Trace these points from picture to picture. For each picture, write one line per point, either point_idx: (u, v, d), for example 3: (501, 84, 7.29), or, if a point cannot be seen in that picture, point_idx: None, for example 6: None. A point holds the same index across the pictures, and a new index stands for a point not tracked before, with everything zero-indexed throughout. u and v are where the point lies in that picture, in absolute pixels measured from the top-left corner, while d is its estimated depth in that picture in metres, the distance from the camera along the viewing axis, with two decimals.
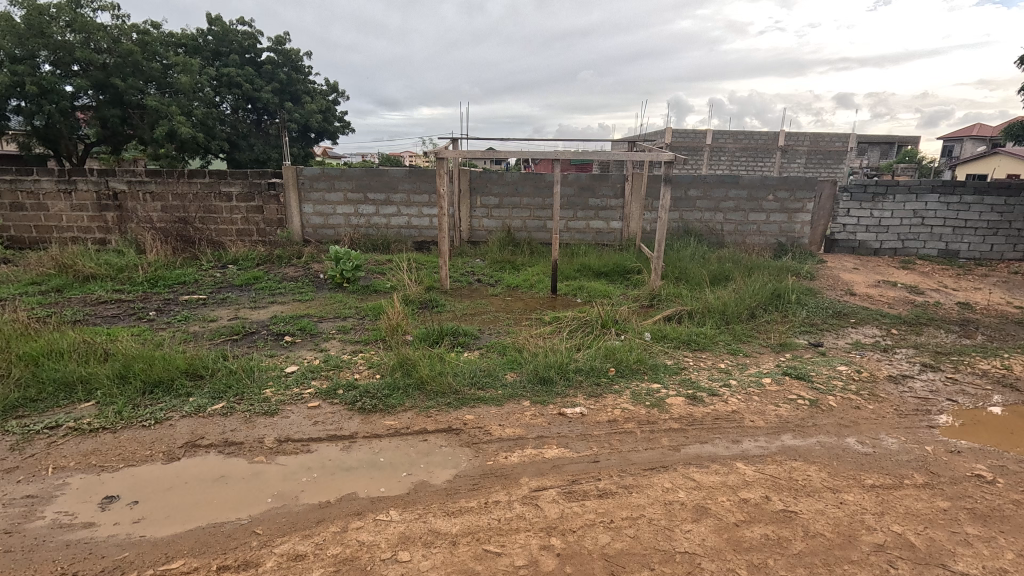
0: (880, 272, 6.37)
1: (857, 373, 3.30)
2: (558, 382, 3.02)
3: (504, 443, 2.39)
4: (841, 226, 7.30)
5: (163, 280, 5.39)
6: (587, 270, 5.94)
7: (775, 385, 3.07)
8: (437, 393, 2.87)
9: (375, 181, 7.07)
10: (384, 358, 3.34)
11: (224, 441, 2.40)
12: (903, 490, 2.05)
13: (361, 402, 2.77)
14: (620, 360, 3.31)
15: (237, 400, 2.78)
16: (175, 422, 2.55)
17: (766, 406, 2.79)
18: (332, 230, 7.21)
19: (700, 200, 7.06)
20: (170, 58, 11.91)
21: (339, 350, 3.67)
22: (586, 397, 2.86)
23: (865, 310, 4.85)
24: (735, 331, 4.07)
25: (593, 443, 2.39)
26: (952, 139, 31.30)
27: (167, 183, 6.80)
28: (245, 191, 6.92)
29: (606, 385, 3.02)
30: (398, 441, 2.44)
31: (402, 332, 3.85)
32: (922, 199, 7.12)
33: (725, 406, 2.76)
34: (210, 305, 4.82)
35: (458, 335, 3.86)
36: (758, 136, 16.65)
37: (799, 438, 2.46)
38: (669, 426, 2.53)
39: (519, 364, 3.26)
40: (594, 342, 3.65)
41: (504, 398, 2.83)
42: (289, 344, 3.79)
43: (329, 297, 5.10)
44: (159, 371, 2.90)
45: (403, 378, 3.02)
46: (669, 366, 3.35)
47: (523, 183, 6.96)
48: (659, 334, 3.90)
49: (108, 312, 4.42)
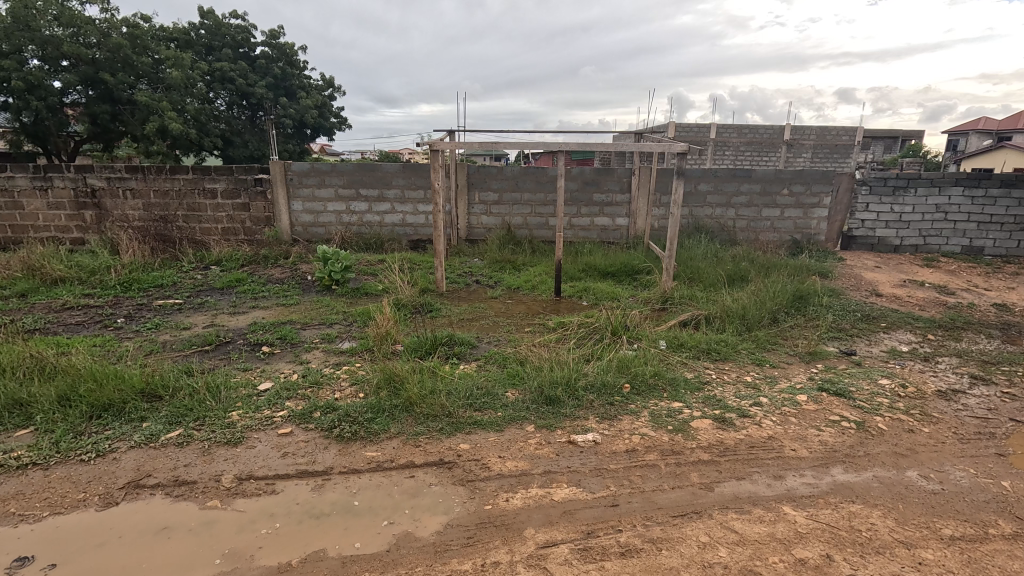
0: (904, 271, 5.99)
1: (902, 389, 2.93)
2: (566, 402, 2.65)
3: (505, 481, 2.03)
4: (859, 222, 6.94)
5: (138, 283, 5.01)
6: (593, 270, 5.56)
7: (814, 404, 2.68)
8: (428, 416, 2.50)
9: (368, 177, 6.69)
10: (369, 373, 2.97)
11: (174, 480, 2.03)
12: (991, 545, 1.68)
13: (340, 428, 2.40)
14: (635, 375, 2.94)
15: (199, 426, 2.42)
16: (119, 456, 2.18)
17: (806, 430, 2.41)
18: (323, 229, 6.84)
19: (710, 195, 6.67)
20: (161, 53, 11.53)
21: (321, 363, 3.31)
22: (599, 421, 2.49)
23: (895, 313, 4.48)
24: (759, 338, 3.70)
25: (610, 480, 2.03)
26: (956, 134, 30.86)
27: (148, 180, 6.42)
28: (230, 188, 6.54)
29: (620, 405, 2.64)
30: (379, 478, 2.07)
31: (392, 341, 3.50)
32: (945, 193, 6.73)
33: (760, 430, 2.39)
34: (186, 310, 4.45)
35: (453, 345, 3.49)
36: (764, 129, 16.25)
37: (852, 473, 2.09)
38: (697, 458, 2.17)
39: (522, 380, 2.89)
40: (605, 353, 3.28)
41: (504, 422, 2.46)
42: (266, 356, 3.42)
43: (315, 301, 4.73)
44: (109, 393, 2.53)
45: (389, 398, 2.64)
46: (689, 380, 2.99)
47: (524, 178, 6.59)
48: (675, 343, 3.53)
49: (73, 320, 4.06)
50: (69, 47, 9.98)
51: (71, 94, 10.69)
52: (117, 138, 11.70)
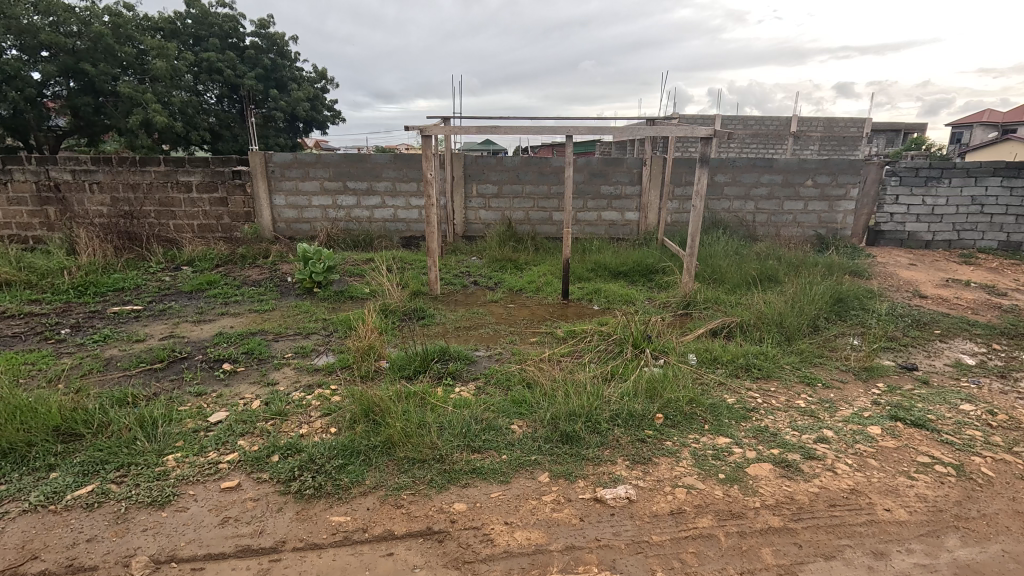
0: (943, 269, 5.48)
1: (992, 416, 2.42)
2: (587, 440, 2.12)
3: (515, 565, 1.51)
4: (888, 216, 6.42)
5: (96, 286, 4.47)
6: (603, 270, 5.04)
7: (892, 440, 2.17)
8: (415, 462, 1.98)
9: (356, 168, 6.14)
10: (344, 401, 2.44)
11: (66, 566, 1.51)
12: None
13: (300, 481, 1.88)
14: (668, 401, 2.42)
15: (121, 479, 1.90)
16: (4, 526, 1.66)
17: (895, 478, 1.90)
18: (307, 225, 6.30)
19: (728, 186, 6.13)
20: (144, 42, 10.96)
21: (291, 384, 2.79)
22: (630, 467, 1.98)
23: (948, 318, 3.97)
24: (804, 351, 3.19)
25: (654, 561, 1.52)
26: (960, 126, 30.27)
27: (116, 172, 5.86)
28: (207, 181, 5.99)
29: (655, 444, 2.13)
30: (346, 556, 1.56)
31: (377, 356, 2.99)
32: (981, 184, 6.21)
33: (837, 479, 1.88)
34: (144, 318, 3.91)
35: (448, 362, 2.98)
36: (769, 121, 15.69)
37: (974, 547, 1.58)
38: (765, 524, 1.65)
39: (531, 408, 2.38)
40: (627, 372, 2.76)
41: (511, 469, 1.95)
42: (226, 376, 2.88)
43: (293, 307, 4.19)
44: (11, 434, 2.00)
45: (367, 436, 2.12)
46: (733, 407, 2.48)
47: (525, 169, 6.05)
48: (707, 357, 3.04)
49: (9, 331, 3.51)
50: (48, 35, 9.64)
51: (52, 86, 10.42)
52: (103, 132, 11.20)
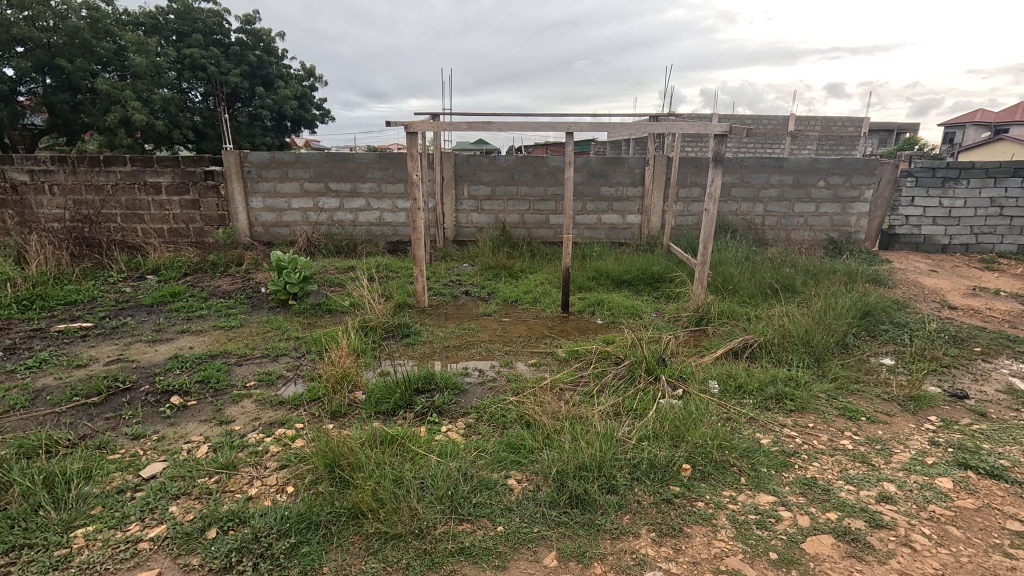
0: (966, 276, 5.15)
1: None
2: (603, 504, 1.72)
3: None
4: (902, 218, 6.10)
5: (43, 301, 4.02)
6: (605, 278, 4.65)
7: (970, 498, 1.79)
8: (388, 539, 1.57)
9: (338, 168, 5.71)
10: (307, 448, 2.03)
11: None
12: None
13: (237, 571, 1.46)
14: (695, 445, 2.03)
15: (6, 569, 1.47)
16: None
17: (990, 558, 1.52)
18: (286, 229, 5.86)
19: (736, 187, 5.76)
20: (124, 37, 10.43)
21: (248, 423, 2.36)
22: (658, 542, 1.58)
23: (985, 332, 3.62)
24: (838, 376, 2.81)
25: None
26: (952, 125, 30.19)
27: (78, 173, 5.40)
28: (177, 182, 5.53)
29: (685, 506, 1.73)
30: None
31: (352, 385, 2.58)
32: (1001, 184, 5.88)
33: (920, 561, 1.49)
34: (91, 338, 3.46)
35: (433, 392, 2.58)
36: (765, 120, 15.40)
37: None
38: None
39: (531, 457, 1.97)
40: (643, 406, 2.37)
41: (509, 549, 1.54)
42: (173, 413, 2.45)
43: (263, 323, 3.76)
44: None
45: (329, 500, 1.70)
46: (770, 450, 2.09)
47: (520, 168, 5.66)
48: (731, 384, 2.65)
49: None
50: (20, 29, 9.09)
51: (28, 83, 9.90)
52: (81, 130, 10.67)
